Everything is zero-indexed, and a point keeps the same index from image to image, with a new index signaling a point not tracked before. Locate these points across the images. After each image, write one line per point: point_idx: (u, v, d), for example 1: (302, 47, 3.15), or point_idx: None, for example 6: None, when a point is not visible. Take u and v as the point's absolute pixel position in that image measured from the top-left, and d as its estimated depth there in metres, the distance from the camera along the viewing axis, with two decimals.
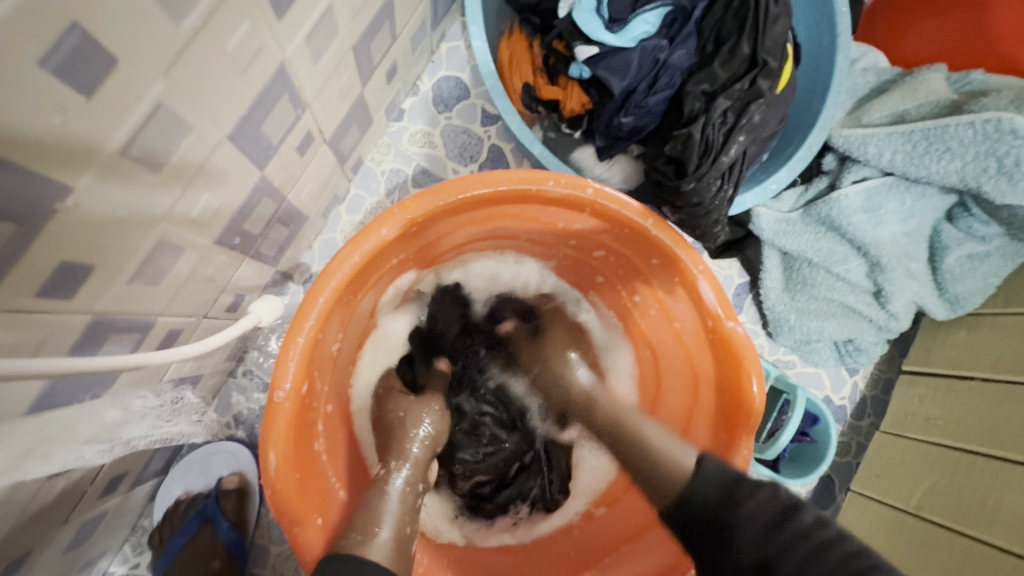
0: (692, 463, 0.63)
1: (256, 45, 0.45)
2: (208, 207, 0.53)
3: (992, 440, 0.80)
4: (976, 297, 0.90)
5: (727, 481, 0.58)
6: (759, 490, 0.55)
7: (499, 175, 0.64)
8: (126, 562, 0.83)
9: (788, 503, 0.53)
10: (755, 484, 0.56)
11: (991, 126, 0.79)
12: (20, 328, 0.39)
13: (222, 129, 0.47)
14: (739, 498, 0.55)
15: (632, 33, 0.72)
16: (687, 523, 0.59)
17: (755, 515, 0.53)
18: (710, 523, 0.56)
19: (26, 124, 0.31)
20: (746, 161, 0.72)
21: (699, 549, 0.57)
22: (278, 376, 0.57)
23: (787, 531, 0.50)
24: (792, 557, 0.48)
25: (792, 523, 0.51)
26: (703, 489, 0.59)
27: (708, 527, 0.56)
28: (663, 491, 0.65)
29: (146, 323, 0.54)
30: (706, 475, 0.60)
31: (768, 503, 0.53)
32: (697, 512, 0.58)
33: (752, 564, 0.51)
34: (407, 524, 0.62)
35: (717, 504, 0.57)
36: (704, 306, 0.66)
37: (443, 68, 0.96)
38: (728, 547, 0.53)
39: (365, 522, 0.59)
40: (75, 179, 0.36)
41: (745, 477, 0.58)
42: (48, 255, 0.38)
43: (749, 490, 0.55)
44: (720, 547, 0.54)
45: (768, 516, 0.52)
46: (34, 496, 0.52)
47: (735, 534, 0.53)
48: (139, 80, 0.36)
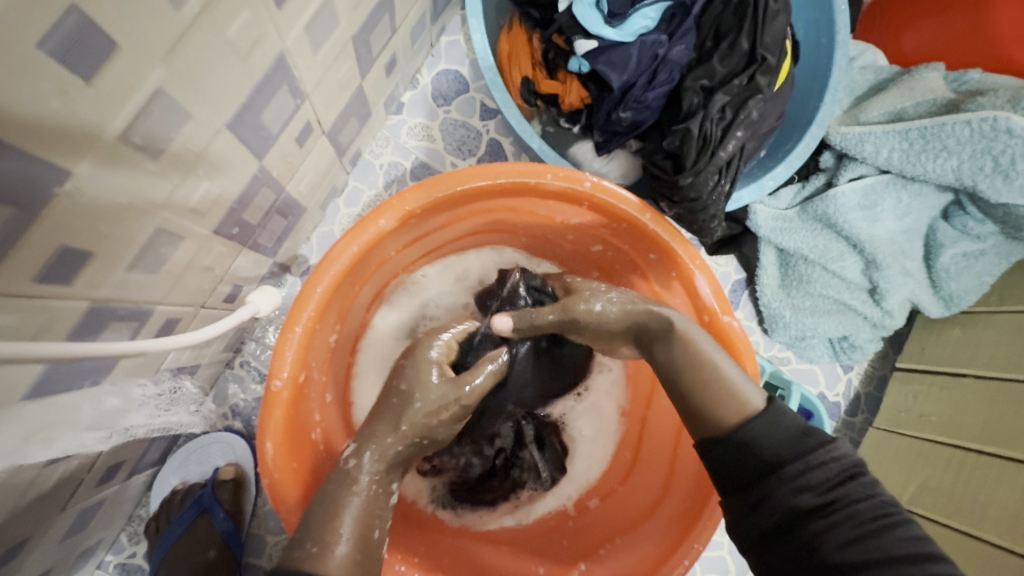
0: (758, 406, 0.53)
1: (256, 33, 0.45)
2: (207, 196, 0.53)
3: (986, 437, 0.80)
4: (970, 295, 0.91)
5: (791, 428, 0.51)
6: (823, 449, 0.49)
7: (499, 168, 0.65)
8: (121, 552, 0.83)
9: (853, 469, 0.48)
10: (821, 442, 0.50)
11: (987, 126, 0.80)
12: (19, 314, 0.39)
13: (222, 116, 0.47)
14: (802, 449, 0.49)
15: (631, 28, 0.72)
16: (734, 460, 0.52)
17: (808, 472, 0.48)
18: (760, 471, 0.50)
19: (28, 108, 0.31)
20: (744, 156, 0.72)
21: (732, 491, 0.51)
22: (275, 365, 0.58)
23: (849, 498, 0.46)
24: (851, 522, 0.45)
25: (850, 488, 0.47)
26: (764, 435, 0.51)
27: (761, 473, 0.50)
28: (720, 428, 0.53)
29: (145, 311, 0.54)
30: (772, 423, 0.51)
31: (834, 462, 0.49)
32: (751, 453, 0.51)
33: (796, 511, 0.47)
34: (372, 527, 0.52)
35: (777, 449, 0.50)
36: (701, 301, 0.67)
37: (443, 62, 0.96)
38: (775, 495, 0.48)
39: (326, 526, 0.50)
40: (76, 163, 0.36)
41: (810, 432, 0.51)
42: (48, 241, 0.38)
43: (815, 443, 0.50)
44: (768, 495, 0.49)
45: (833, 475, 0.48)
46: (32, 483, 0.52)
47: (781, 484, 0.48)
48: (140, 65, 0.36)
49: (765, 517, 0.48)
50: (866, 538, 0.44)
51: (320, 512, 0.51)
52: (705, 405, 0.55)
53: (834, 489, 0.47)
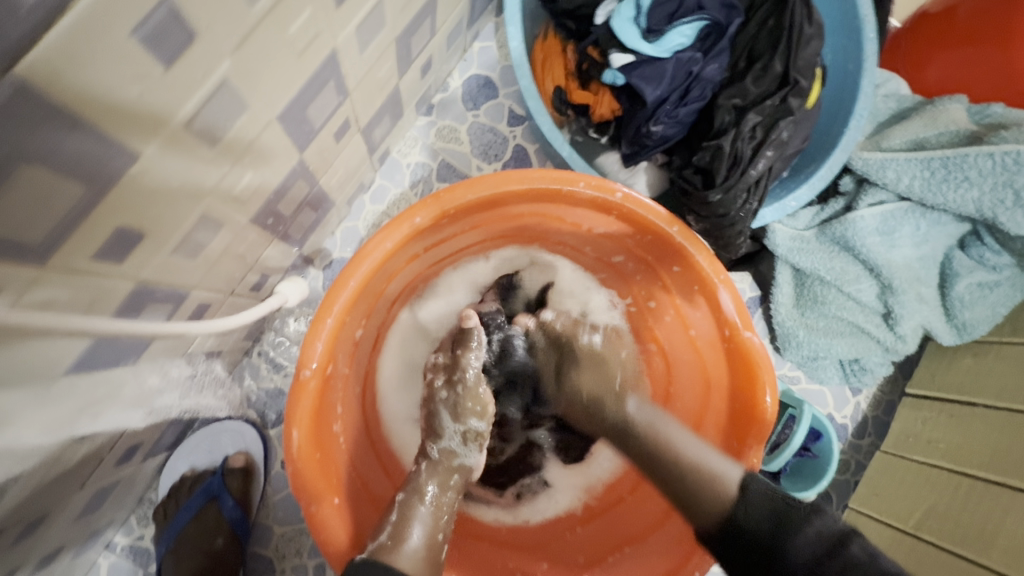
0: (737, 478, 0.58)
1: (314, 31, 0.46)
2: (250, 185, 0.54)
3: (993, 466, 0.81)
4: (983, 325, 0.92)
5: (776, 504, 0.55)
6: (810, 519, 0.53)
7: (532, 173, 0.66)
8: (130, 534, 0.84)
9: (837, 535, 0.52)
10: (807, 513, 0.54)
11: (1010, 159, 0.81)
12: (74, 289, 0.40)
13: (274, 109, 0.48)
14: (790, 525, 0.53)
15: (668, 44, 0.74)
16: (734, 541, 0.55)
17: (809, 547, 0.51)
18: (755, 552, 0.54)
19: (113, 92, 0.32)
20: (772, 176, 0.73)
21: (744, 572, 0.54)
22: (305, 355, 0.59)
23: (840, 560, 0.50)
24: None
25: (840, 556, 0.50)
26: (752, 512, 0.55)
27: (758, 557, 0.53)
28: (703, 517, 0.58)
29: (181, 294, 0.55)
30: (756, 499, 0.56)
31: (820, 538, 0.52)
32: (743, 538, 0.55)
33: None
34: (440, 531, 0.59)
35: (762, 526, 0.54)
36: (723, 315, 0.67)
37: (474, 66, 0.97)
38: (783, 569, 0.52)
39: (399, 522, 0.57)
40: (143, 147, 0.37)
41: (799, 505, 0.55)
42: (107, 220, 0.39)
43: (799, 519, 0.53)
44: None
45: (818, 551, 0.51)
46: (61, 458, 0.53)
47: (790, 548, 0.52)
48: (211, 55, 0.37)
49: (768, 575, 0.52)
50: None
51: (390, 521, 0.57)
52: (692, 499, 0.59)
53: (827, 560, 0.50)
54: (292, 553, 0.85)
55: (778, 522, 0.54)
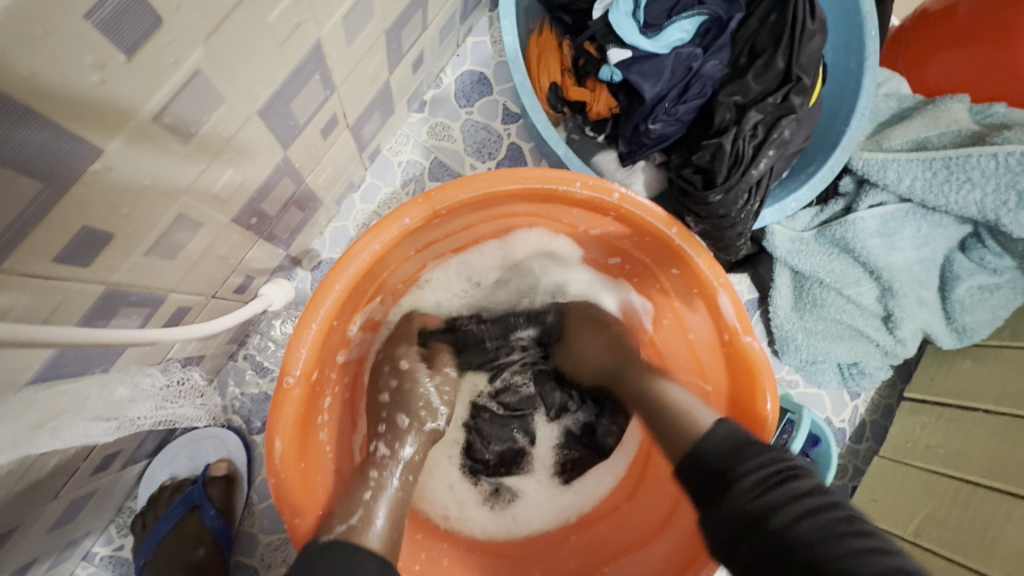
0: (710, 422, 0.57)
1: (296, 20, 0.44)
2: (230, 183, 0.51)
3: (991, 472, 0.80)
4: (983, 329, 0.90)
5: (736, 439, 0.54)
6: (758, 453, 0.52)
7: (526, 172, 0.63)
8: (109, 544, 0.81)
9: (786, 469, 0.50)
10: (764, 448, 0.53)
11: (1013, 159, 0.80)
12: (33, 294, 0.37)
13: (254, 103, 0.46)
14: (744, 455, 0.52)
15: (667, 40, 0.71)
16: (691, 469, 0.55)
17: (752, 471, 0.50)
18: (710, 478, 0.53)
19: (69, 80, 0.30)
20: (773, 176, 0.71)
21: (700, 503, 0.54)
22: (288, 361, 0.56)
23: (785, 488, 0.48)
24: (787, 513, 0.46)
25: (789, 483, 0.48)
26: (712, 444, 0.55)
27: (713, 481, 0.53)
28: (676, 443, 0.59)
29: (157, 298, 0.52)
30: (717, 436, 0.55)
31: (768, 466, 0.50)
32: (705, 468, 0.54)
33: (746, 513, 0.48)
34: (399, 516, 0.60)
35: (724, 459, 0.53)
36: (722, 320, 0.66)
37: (467, 62, 0.95)
38: (733, 505, 0.50)
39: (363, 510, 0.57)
40: (106, 141, 0.34)
41: (754, 441, 0.54)
42: (69, 220, 0.36)
43: (752, 451, 0.52)
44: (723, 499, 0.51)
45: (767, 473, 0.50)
46: (28, 470, 0.50)
47: (739, 474, 0.51)
48: (181, 43, 0.34)
49: (734, 505, 0.49)
50: (803, 517, 0.45)
51: (360, 503, 0.58)
52: (670, 434, 0.60)
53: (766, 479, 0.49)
54: (278, 562, 0.82)
55: (734, 441, 0.54)
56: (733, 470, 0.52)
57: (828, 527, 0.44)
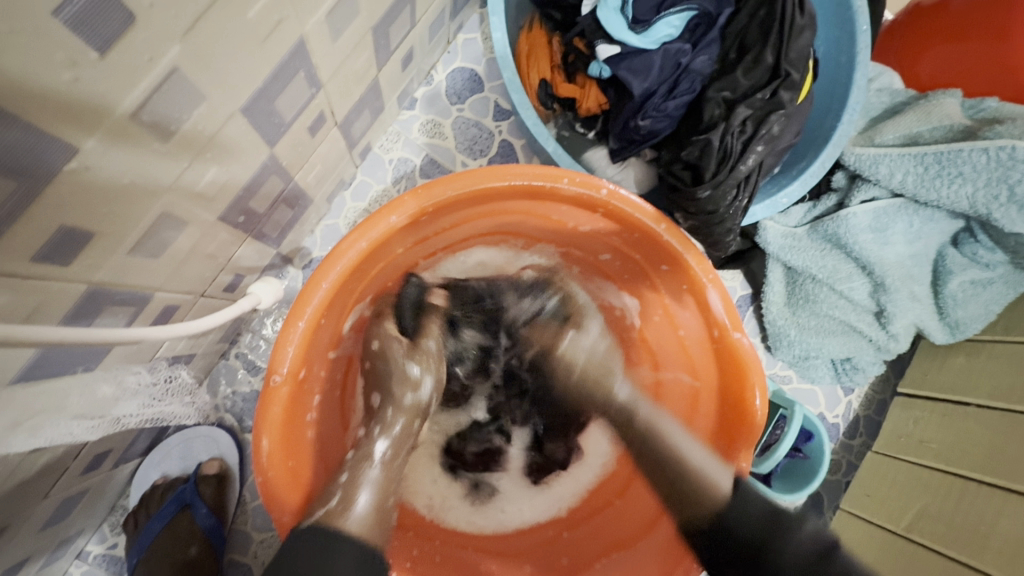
0: (729, 485, 0.62)
1: (278, 16, 0.44)
2: (215, 181, 0.51)
3: (984, 466, 0.80)
4: (976, 323, 0.90)
5: (772, 509, 0.58)
6: (799, 527, 0.56)
7: (514, 169, 0.63)
8: (103, 542, 0.81)
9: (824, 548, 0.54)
10: (800, 519, 0.57)
11: (1004, 154, 0.79)
12: (12, 293, 0.37)
13: (236, 100, 0.46)
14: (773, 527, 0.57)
15: (655, 35, 0.71)
16: (716, 544, 0.59)
17: (797, 543, 0.55)
18: (740, 554, 0.57)
19: (41, 77, 0.30)
20: (763, 172, 0.71)
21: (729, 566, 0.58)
22: (275, 359, 0.56)
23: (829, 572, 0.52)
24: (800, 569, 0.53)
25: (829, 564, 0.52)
26: (745, 514, 0.59)
27: (743, 556, 0.57)
28: (695, 511, 0.62)
29: (143, 297, 0.52)
30: (749, 510, 0.59)
31: (810, 544, 0.54)
32: (732, 542, 0.58)
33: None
34: (388, 497, 0.63)
35: (759, 530, 0.57)
36: (711, 315, 0.66)
37: (458, 59, 0.94)
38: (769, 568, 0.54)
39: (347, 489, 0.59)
40: (82, 139, 0.34)
41: (788, 513, 0.58)
42: (46, 219, 0.36)
43: (788, 522, 0.56)
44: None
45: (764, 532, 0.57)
46: (15, 469, 0.50)
47: (787, 551, 0.54)
48: (156, 40, 0.34)
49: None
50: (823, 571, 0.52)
51: (339, 485, 0.59)
52: (686, 484, 0.64)
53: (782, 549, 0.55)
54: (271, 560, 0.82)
55: (771, 515, 0.58)
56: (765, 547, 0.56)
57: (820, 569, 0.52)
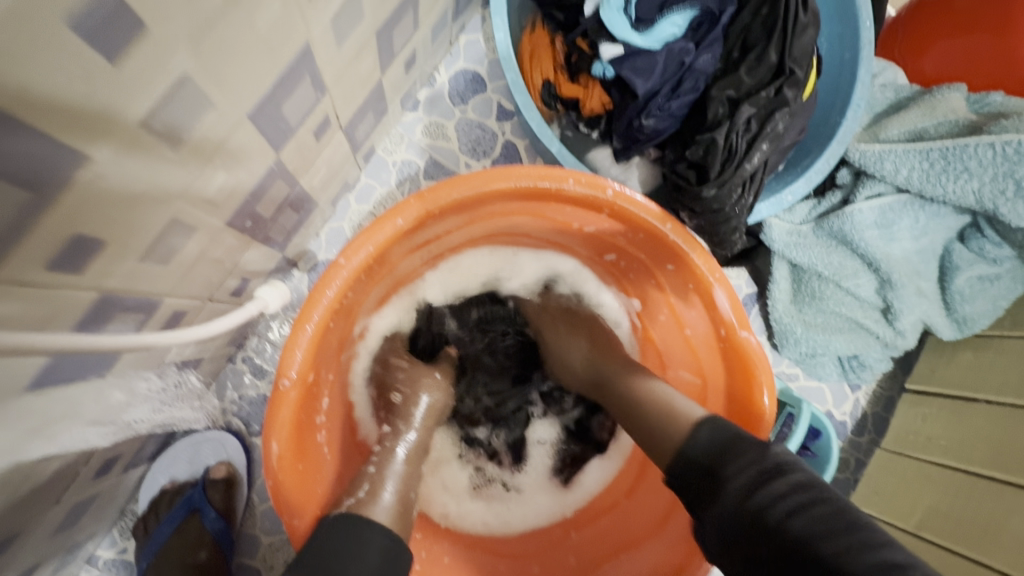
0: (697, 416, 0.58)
1: (285, 22, 0.44)
2: (223, 187, 0.51)
3: (993, 463, 0.79)
4: (984, 319, 0.90)
5: (724, 436, 0.54)
6: (755, 451, 0.51)
7: (518, 171, 0.63)
8: (113, 547, 0.81)
9: (782, 464, 0.49)
10: (752, 443, 0.52)
11: (1010, 149, 0.79)
12: (26, 303, 0.38)
13: (244, 107, 0.46)
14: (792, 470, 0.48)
15: (659, 35, 0.71)
16: (683, 475, 0.55)
17: (746, 470, 0.50)
18: (703, 482, 0.53)
19: (55, 90, 0.30)
20: (767, 170, 0.71)
21: (694, 502, 0.54)
22: (284, 363, 0.56)
23: (777, 485, 0.48)
24: (778, 510, 0.46)
25: (785, 479, 0.48)
26: (699, 444, 0.55)
27: (703, 483, 0.53)
28: (666, 448, 0.58)
29: (152, 303, 0.53)
30: (706, 434, 0.55)
31: (765, 463, 0.50)
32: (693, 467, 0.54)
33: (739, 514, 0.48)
34: (411, 491, 0.62)
35: (709, 457, 0.53)
36: (718, 314, 0.65)
37: (461, 60, 0.94)
38: (721, 497, 0.50)
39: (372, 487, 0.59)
40: (94, 149, 0.35)
41: (745, 436, 0.53)
42: (60, 229, 0.36)
43: (742, 448, 0.52)
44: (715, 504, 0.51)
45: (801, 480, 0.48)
46: (27, 476, 0.51)
47: (730, 474, 0.51)
48: (167, 50, 0.34)
49: (722, 509, 0.50)
50: (795, 503, 0.46)
51: (367, 478, 0.60)
52: (659, 434, 0.59)
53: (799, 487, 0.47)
54: (280, 563, 0.83)
55: (731, 439, 0.53)
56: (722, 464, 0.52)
57: (802, 505, 0.45)
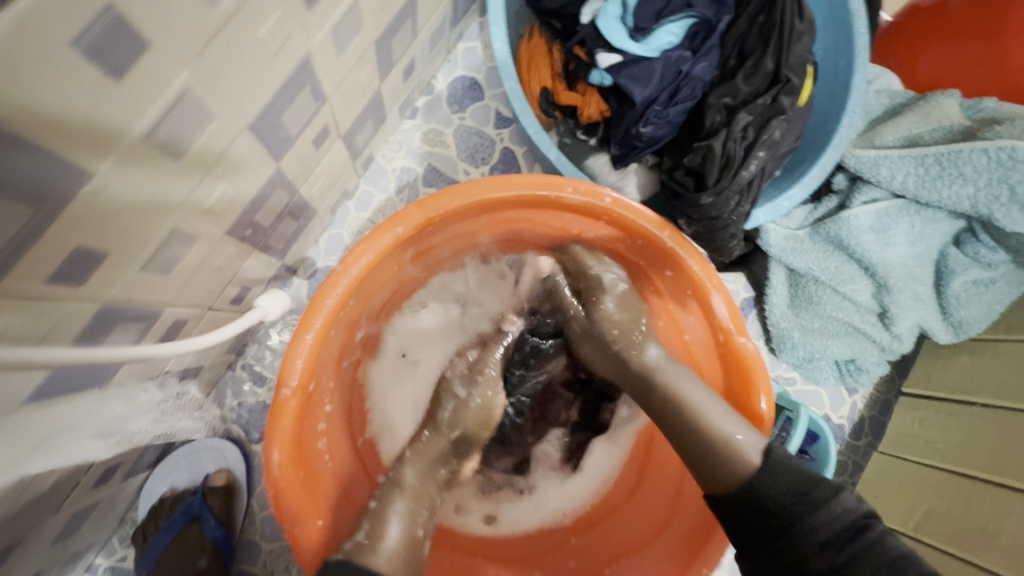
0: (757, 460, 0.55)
1: (285, 34, 0.44)
2: (223, 197, 0.51)
3: (991, 466, 0.80)
4: (980, 323, 0.91)
5: (801, 477, 0.54)
6: (834, 500, 0.52)
7: (518, 179, 0.64)
8: (112, 555, 0.81)
9: (860, 518, 0.51)
10: (830, 488, 0.53)
11: (1005, 154, 0.80)
12: (27, 315, 0.38)
13: (245, 118, 0.46)
14: (813, 501, 0.52)
15: (656, 43, 0.72)
16: (746, 507, 0.54)
17: (828, 520, 0.51)
18: (770, 521, 0.53)
19: (59, 106, 0.30)
20: (764, 177, 0.71)
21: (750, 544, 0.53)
22: (285, 372, 0.56)
23: (860, 544, 0.50)
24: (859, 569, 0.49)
25: (863, 536, 0.50)
26: (770, 482, 0.54)
27: (771, 523, 0.53)
28: (721, 480, 0.56)
29: (153, 313, 0.53)
30: (784, 475, 0.54)
31: (844, 516, 0.51)
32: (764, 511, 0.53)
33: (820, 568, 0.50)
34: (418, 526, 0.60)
35: (787, 499, 0.53)
36: (717, 320, 0.66)
37: (459, 68, 0.95)
38: (795, 549, 0.51)
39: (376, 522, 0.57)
40: (97, 163, 0.35)
41: (821, 479, 0.54)
42: (62, 242, 0.36)
43: (825, 496, 0.52)
44: (788, 543, 0.51)
45: (840, 530, 0.51)
46: (27, 487, 0.50)
47: (811, 522, 0.51)
48: (170, 64, 0.35)
49: (802, 557, 0.50)
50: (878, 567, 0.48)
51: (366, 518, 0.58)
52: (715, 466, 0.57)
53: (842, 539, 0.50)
54: (280, 570, 0.83)
55: (809, 482, 0.53)
56: (799, 509, 0.52)
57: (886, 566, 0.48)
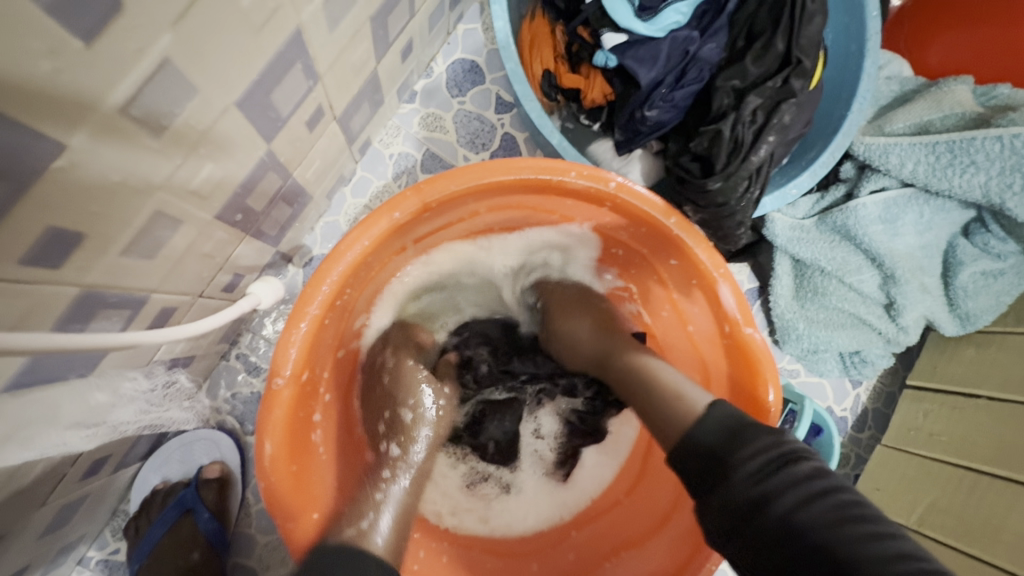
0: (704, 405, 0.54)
1: (272, 4, 0.42)
2: (210, 178, 0.49)
3: (998, 460, 0.78)
4: (987, 315, 0.89)
5: (732, 423, 0.51)
6: (764, 437, 0.49)
7: (520, 162, 0.61)
8: (104, 548, 0.80)
9: (782, 453, 0.47)
10: (762, 429, 0.50)
11: (1018, 142, 0.78)
12: (0, 300, 0.36)
13: (231, 93, 0.44)
14: (740, 439, 0.49)
15: (663, 23, 0.69)
16: (686, 454, 0.52)
17: (752, 457, 0.47)
18: (704, 462, 0.50)
19: (22, 69, 0.28)
20: (773, 162, 0.69)
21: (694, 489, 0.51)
22: (278, 361, 0.55)
23: (781, 476, 0.45)
24: (778, 503, 0.44)
25: (787, 470, 0.45)
26: (706, 430, 0.52)
27: (706, 466, 0.50)
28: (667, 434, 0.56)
29: (139, 299, 0.51)
30: (713, 419, 0.52)
31: (768, 450, 0.47)
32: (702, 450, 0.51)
33: (744, 504, 0.46)
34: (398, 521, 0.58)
35: (718, 440, 0.50)
36: (723, 311, 0.64)
37: (458, 50, 0.92)
38: (728, 487, 0.47)
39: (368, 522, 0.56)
40: (68, 135, 0.33)
41: (755, 422, 0.51)
42: (33, 221, 0.34)
43: (750, 433, 0.49)
44: (720, 483, 0.48)
45: (765, 463, 0.46)
46: (8, 480, 0.49)
47: (736, 462, 0.48)
48: (146, 29, 0.32)
49: (732, 494, 0.47)
50: (803, 505, 0.43)
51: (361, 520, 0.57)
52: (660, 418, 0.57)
53: (768, 472, 0.46)
54: (276, 563, 0.81)
55: (734, 425, 0.51)
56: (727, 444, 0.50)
57: (811, 498, 0.43)
